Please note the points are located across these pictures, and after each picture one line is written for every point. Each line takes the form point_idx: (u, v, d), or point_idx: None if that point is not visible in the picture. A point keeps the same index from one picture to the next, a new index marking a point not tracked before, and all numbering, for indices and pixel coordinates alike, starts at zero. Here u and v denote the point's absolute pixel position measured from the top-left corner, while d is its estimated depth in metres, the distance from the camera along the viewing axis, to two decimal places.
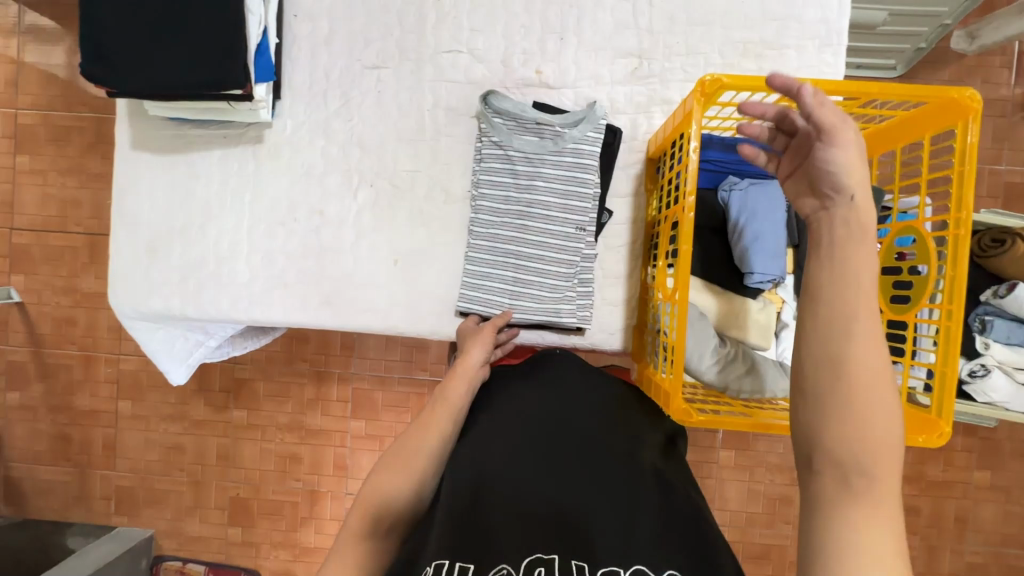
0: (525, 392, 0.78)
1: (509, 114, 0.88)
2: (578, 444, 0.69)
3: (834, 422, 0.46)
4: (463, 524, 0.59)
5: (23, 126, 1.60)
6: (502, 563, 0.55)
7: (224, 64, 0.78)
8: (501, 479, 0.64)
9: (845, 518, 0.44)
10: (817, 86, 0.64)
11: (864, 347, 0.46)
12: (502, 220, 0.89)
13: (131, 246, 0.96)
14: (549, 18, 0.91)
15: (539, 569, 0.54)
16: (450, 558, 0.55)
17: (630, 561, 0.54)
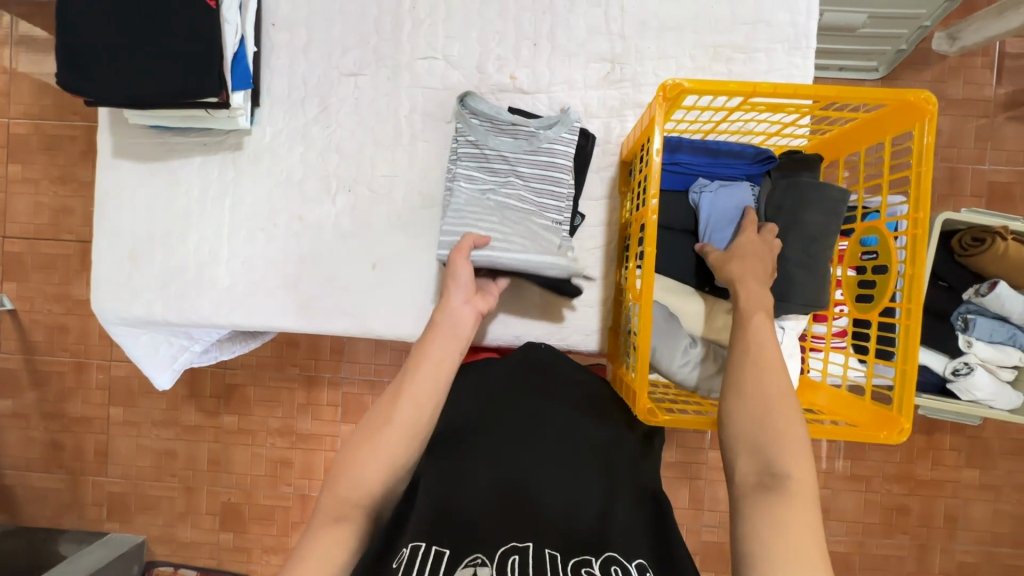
0: (497, 387, 0.81)
1: (485, 115, 0.88)
2: (550, 444, 0.73)
3: (753, 421, 0.59)
4: (440, 515, 0.62)
5: (15, 135, 1.62)
6: (477, 553, 0.57)
7: (198, 73, 0.79)
8: (477, 477, 0.67)
9: (764, 507, 0.55)
10: (776, 90, 0.65)
11: (769, 373, 0.61)
12: (478, 205, 0.86)
13: (114, 252, 0.97)
14: (524, 25, 0.92)
15: (514, 557, 0.57)
16: (426, 542, 0.58)
17: (602, 551, 0.58)
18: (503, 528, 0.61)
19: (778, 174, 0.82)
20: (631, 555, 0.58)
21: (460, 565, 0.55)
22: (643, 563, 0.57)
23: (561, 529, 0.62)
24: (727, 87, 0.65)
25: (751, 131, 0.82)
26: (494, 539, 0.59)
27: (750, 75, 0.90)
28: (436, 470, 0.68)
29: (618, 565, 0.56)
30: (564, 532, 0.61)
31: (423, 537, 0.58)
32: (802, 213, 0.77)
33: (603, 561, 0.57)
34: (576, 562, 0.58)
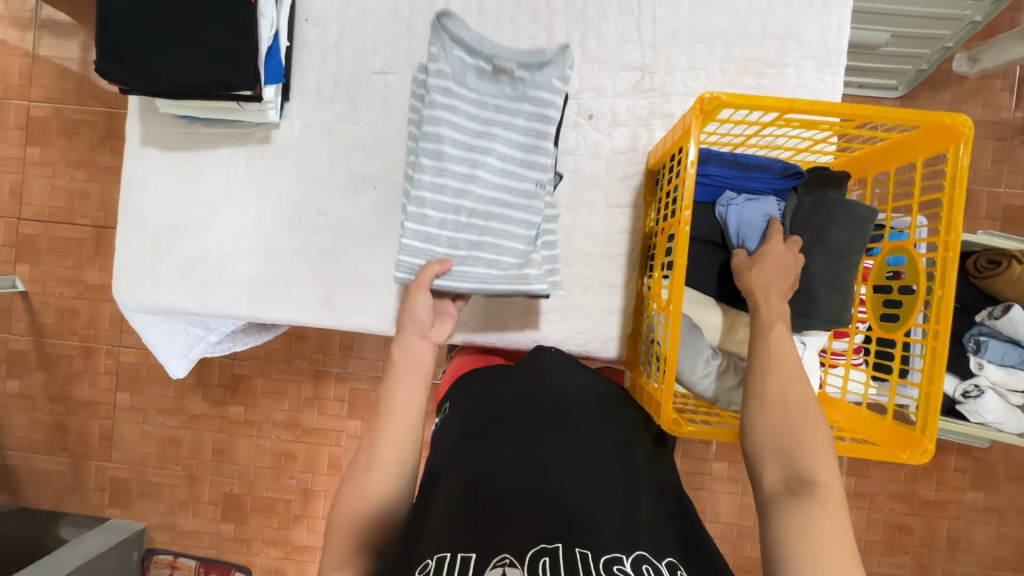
0: (506, 390, 0.82)
1: (466, 45, 0.75)
2: (566, 440, 0.73)
3: (778, 427, 0.60)
4: (463, 517, 0.63)
5: (35, 118, 1.63)
6: (505, 553, 0.58)
7: (234, 65, 0.80)
8: (496, 475, 0.68)
9: (797, 513, 0.55)
10: (813, 107, 0.66)
11: (790, 378, 0.62)
12: (453, 166, 0.77)
13: (138, 239, 0.98)
14: (555, 31, 0.93)
15: (545, 558, 0.56)
16: (452, 550, 0.58)
17: (632, 548, 0.59)
18: (526, 525, 0.61)
19: (805, 190, 0.82)
20: (661, 553, 0.59)
21: (489, 566, 0.56)
22: (673, 562, 0.59)
23: (586, 525, 0.61)
24: (765, 101, 0.65)
25: (781, 146, 0.82)
26: (520, 538, 0.59)
27: (779, 89, 0.91)
28: (454, 473, 0.69)
29: (649, 563, 0.57)
30: (590, 528, 0.61)
31: (447, 545, 0.59)
32: (829, 229, 0.78)
33: (634, 559, 0.57)
34: (607, 559, 0.57)
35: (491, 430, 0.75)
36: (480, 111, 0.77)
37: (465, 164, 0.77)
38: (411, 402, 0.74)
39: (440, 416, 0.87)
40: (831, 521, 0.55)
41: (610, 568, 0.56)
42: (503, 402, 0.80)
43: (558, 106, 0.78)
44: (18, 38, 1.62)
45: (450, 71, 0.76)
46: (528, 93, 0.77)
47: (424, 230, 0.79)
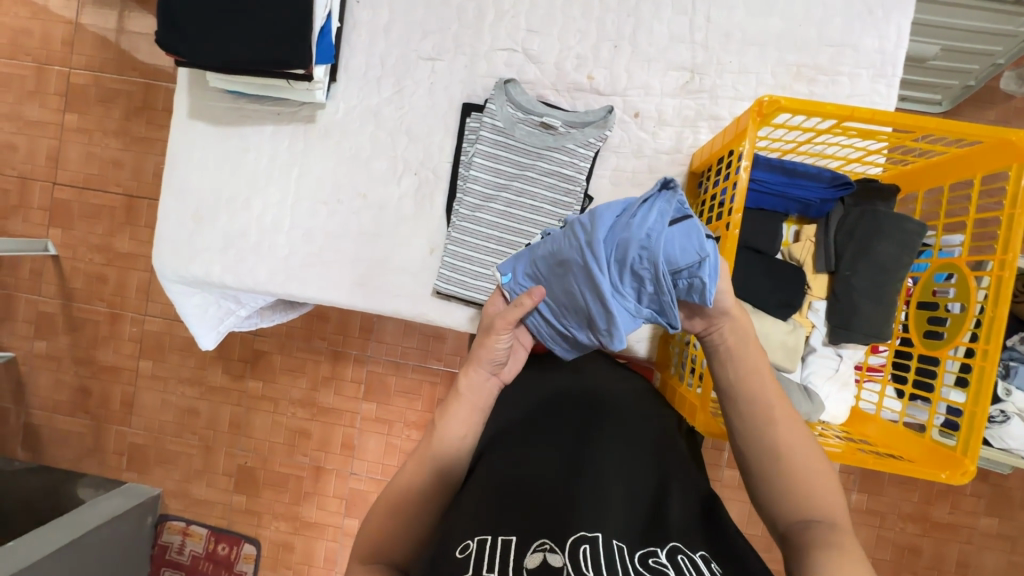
0: (550, 376, 0.83)
1: (520, 106, 0.90)
2: (602, 435, 0.74)
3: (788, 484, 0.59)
4: (500, 504, 0.62)
5: (75, 85, 1.65)
6: (546, 539, 0.57)
7: (289, 44, 0.80)
8: (535, 467, 0.68)
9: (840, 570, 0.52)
10: (874, 116, 0.65)
11: (785, 427, 0.61)
12: (489, 202, 0.90)
13: (179, 211, 0.99)
14: (606, 26, 0.92)
15: (585, 546, 0.56)
16: (492, 534, 0.58)
17: (667, 543, 0.58)
18: (563, 516, 0.61)
19: (852, 201, 0.81)
20: (694, 546, 0.59)
21: (530, 551, 0.55)
22: (707, 555, 0.58)
23: (620, 520, 0.61)
24: (824, 109, 0.64)
25: (832, 156, 0.81)
26: (560, 528, 0.59)
27: (831, 98, 0.89)
28: (492, 462, 0.69)
29: (684, 553, 0.57)
30: (626, 527, 0.61)
31: (488, 529, 0.58)
32: (874, 244, 0.77)
33: (668, 551, 0.57)
34: (641, 553, 0.57)
35: (523, 430, 0.75)
36: (524, 157, 0.90)
37: (500, 203, 0.90)
38: (465, 435, 0.66)
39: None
40: (852, 562, 0.53)
41: (647, 562, 0.55)
42: (540, 396, 0.79)
43: (590, 158, 0.90)
44: (62, 5, 1.63)
45: (501, 124, 0.90)
46: (566, 145, 0.89)
47: (460, 258, 0.91)
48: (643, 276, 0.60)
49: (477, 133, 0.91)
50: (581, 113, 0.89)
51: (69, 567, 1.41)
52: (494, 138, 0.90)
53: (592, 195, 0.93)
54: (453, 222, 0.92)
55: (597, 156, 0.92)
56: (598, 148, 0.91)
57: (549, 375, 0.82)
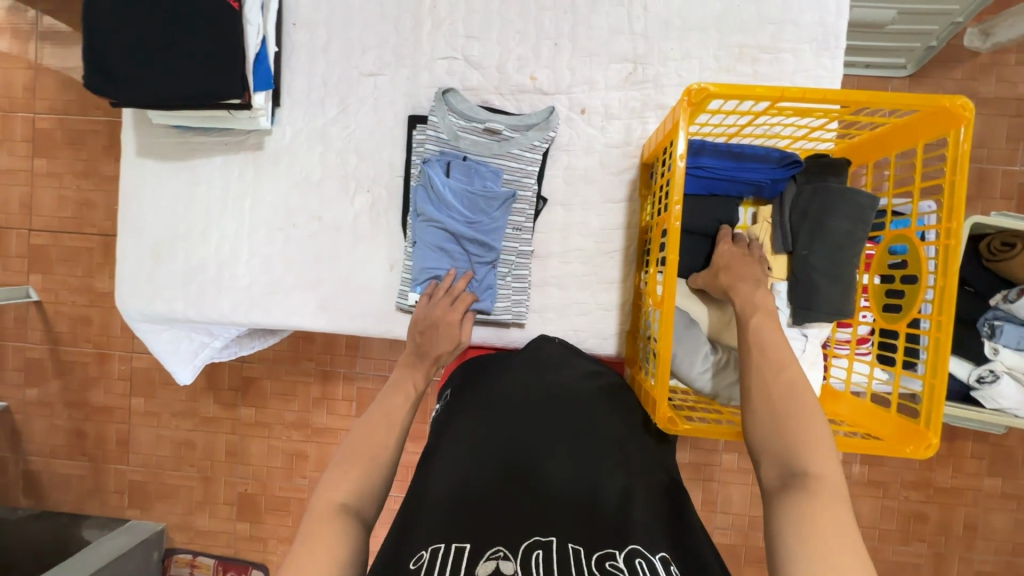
0: (513, 375, 0.82)
1: (462, 114, 0.89)
2: (562, 436, 0.72)
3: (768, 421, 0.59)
4: (457, 514, 0.60)
5: (40, 130, 1.65)
6: (499, 546, 0.55)
7: (222, 75, 0.80)
8: (491, 467, 0.67)
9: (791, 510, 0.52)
10: (806, 95, 0.63)
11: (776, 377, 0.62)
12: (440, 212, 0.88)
13: (137, 249, 0.98)
14: (544, 24, 0.91)
15: (538, 551, 0.54)
16: (447, 540, 0.55)
17: (626, 543, 0.56)
18: (522, 522, 0.59)
19: (804, 179, 0.81)
20: (655, 547, 0.55)
21: (482, 558, 0.53)
22: (668, 557, 0.54)
23: (579, 526, 0.59)
24: (755, 91, 0.63)
25: (778, 135, 0.81)
26: (516, 534, 0.57)
27: (776, 76, 0.88)
28: (449, 466, 0.67)
29: (644, 556, 0.53)
30: (586, 528, 0.59)
31: (442, 537, 0.56)
32: (828, 219, 0.76)
33: (627, 553, 0.54)
34: (600, 555, 0.55)
35: (482, 432, 0.72)
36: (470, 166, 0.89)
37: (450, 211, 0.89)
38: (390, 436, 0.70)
39: (440, 402, 0.86)
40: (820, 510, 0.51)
41: (604, 566, 0.53)
42: (500, 396, 0.78)
43: (538, 160, 0.90)
44: (19, 51, 1.63)
45: (445, 134, 0.89)
46: (511, 149, 0.89)
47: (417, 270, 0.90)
48: (467, 172, 0.89)
49: (423, 146, 0.91)
50: (524, 116, 0.90)
51: None
52: (438, 149, 0.90)
53: (546, 196, 0.92)
54: (409, 237, 0.92)
55: (546, 157, 0.92)
56: (546, 148, 0.90)
57: (511, 376, 0.82)
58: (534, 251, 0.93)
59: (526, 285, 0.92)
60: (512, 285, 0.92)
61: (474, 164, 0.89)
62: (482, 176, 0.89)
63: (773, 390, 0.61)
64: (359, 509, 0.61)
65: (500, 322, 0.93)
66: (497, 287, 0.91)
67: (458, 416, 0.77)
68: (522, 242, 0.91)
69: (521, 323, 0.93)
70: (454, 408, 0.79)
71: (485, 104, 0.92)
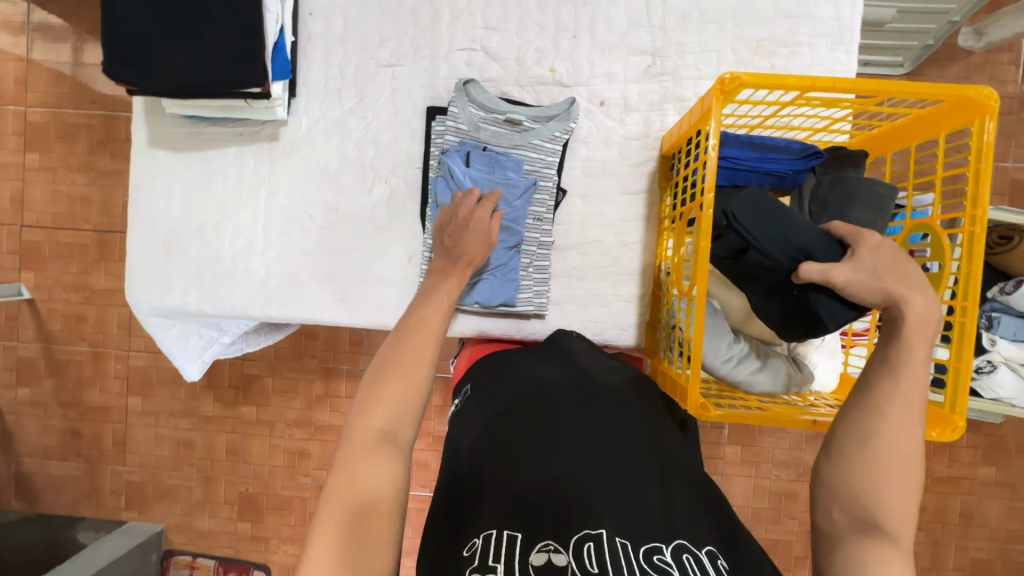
0: (547, 363, 0.83)
1: (483, 105, 0.89)
2: (603, 417, 0.72)
3: (866, 469, 0.57)
4: (505, 500, 0.61)
5: (32, 123, 1.61)
6: (550, 538, 0.57)
7: (243, 64, 0.79)
8: (535, 449, 0.67)
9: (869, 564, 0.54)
10: (835, 84, 0.64)
11: (893, 427, 0.57)
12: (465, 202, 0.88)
13: (147, 243, 0.97)
14: (563, 17, 0.91)
15: (589, 544, 0.55)
16: (499, 527, 0.58)
17: (672, 538, 0.57)
18: (569, 511, 0.60)
19: (823, 170, 0.82)
20: (700, 541, 0.58)
21: (534, 550, 0.55)
22: (712, 550, 0.57)
23: (626, 510, 0.60)
24: (786, 80, 0.64)
25: (799, 127, 0.82)
26: (564, 524, 0.58)
27: (792, 69, 0.90)
28: (493, 447, 0.68)
29: (690, 552, 0.56)
30: (633, 515, 0.60)
31: (493, 524, 0.58)
32: (850, 209, 0.76)
33: (674, 548, 0.56)
34: (646, 548, 0.56)
35: (524, 416, 0.72)
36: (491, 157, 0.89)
37: None
38: (427, 345, 0.64)
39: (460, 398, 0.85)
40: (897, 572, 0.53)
41: (652, 560, 0.55)
42: (538, 381, 0.79)
43: (558, 151, 0.90)
44: (11, 41, 1.59)
45: (466, 125, 0.89)
46: (532, 141, 0.89)
47: None
48: (487, 163, 0.88)
49: (443, 137, 0.91)
50: (544, 107, 0.90)
51: None
52: (457, 140, 0.90)
53: (565, 187, 0.93)
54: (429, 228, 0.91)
55: (566, 148, 0.92)
56: (567, 140, 0.90)
57: (542, 366, 0.82)
58: (554, 243, 0.93)
59: (547, 276, 0.92)
60: (533, 276, 0.92)
61: (495, 155, 0.88)
62: (504, 168, 0.88)
63: (883, 444, 0.57)
64: (396, 434, 0.58)
65: (520, 315, 0.93)
66: (519, 279, 0.90)
67: (496, 397, 0.77)
68: (542, 234, 0.91)
69: (540, 315, 0.94)
70: (492, 388, 0.79)
71: (505, 96, 0.92)
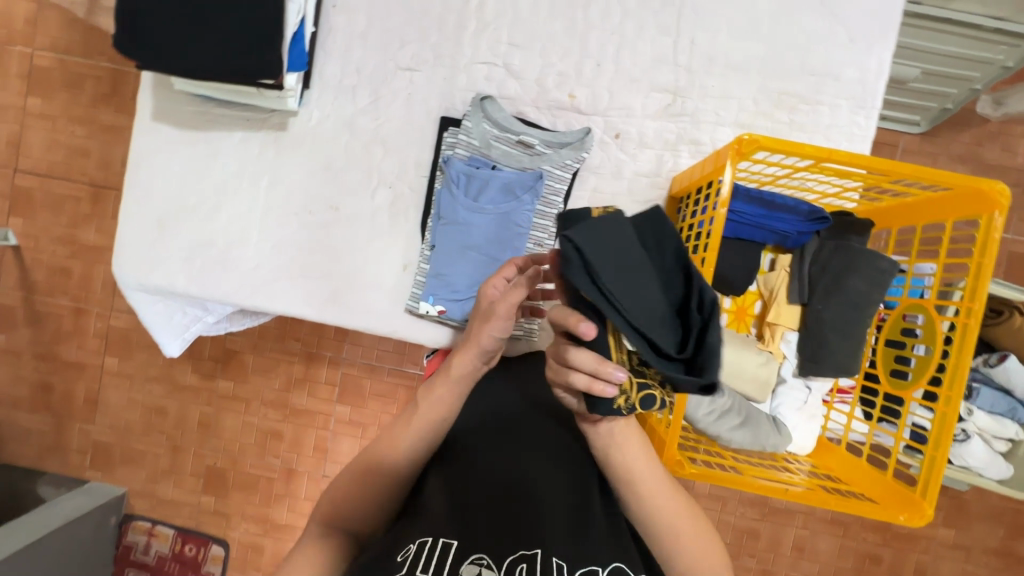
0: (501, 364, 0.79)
1: (497, 123, 0.88)
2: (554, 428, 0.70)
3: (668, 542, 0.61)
4: (444, 510, 0.64)
5: (37, 68, 1.57)
6: (483, 552, 0.60)
7: (260, 55, 0.77)
8: (479, 459, 0.68)
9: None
10: (851, 159, 0.64)
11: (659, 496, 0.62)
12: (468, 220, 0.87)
13: (141, 217, 0.95)
14: (589, 42, 0.90)
15: (522, 566, 0.59)
16: (436, 535, 0.61)
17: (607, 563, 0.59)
18: (507, 528, 0.62)
19: (827, 235, 0.82)
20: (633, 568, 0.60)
21: (466, 562, 0.59)
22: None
23: (565, 529, 0.62)
24: (803, 149, 0.63)
25: (809, 189, 0.82)
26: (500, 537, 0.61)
27: (811, 128, 0.89)
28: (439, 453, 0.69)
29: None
30: (569, 533, 0.61)
31: (430, 531, 0.61)
32: (846, 278, 0.78)
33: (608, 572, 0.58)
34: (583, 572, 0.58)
35: (482, 412, 0.73)
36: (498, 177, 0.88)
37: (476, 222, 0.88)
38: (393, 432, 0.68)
39: None
40: None
41: None
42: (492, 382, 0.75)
43: (567, 179, 0.89)
44: None
45: (477, 141, 0.88)
46: (542, 166, 0.88)
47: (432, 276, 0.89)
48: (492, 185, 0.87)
49: (452, 149, 0.89)
50: (559, 133, 0.88)
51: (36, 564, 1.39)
52: (468, 155, 0.89)
53: None
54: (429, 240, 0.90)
55: (575, 177, 0.91)
56: (577, 169, 0.90)
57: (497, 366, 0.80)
58: None
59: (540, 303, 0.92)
60: None
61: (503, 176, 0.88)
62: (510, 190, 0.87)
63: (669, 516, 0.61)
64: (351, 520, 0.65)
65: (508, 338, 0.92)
66: None
67: None
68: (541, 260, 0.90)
69: (529, 340, 0.93)
70: None
71: (521, 116, 0.91)
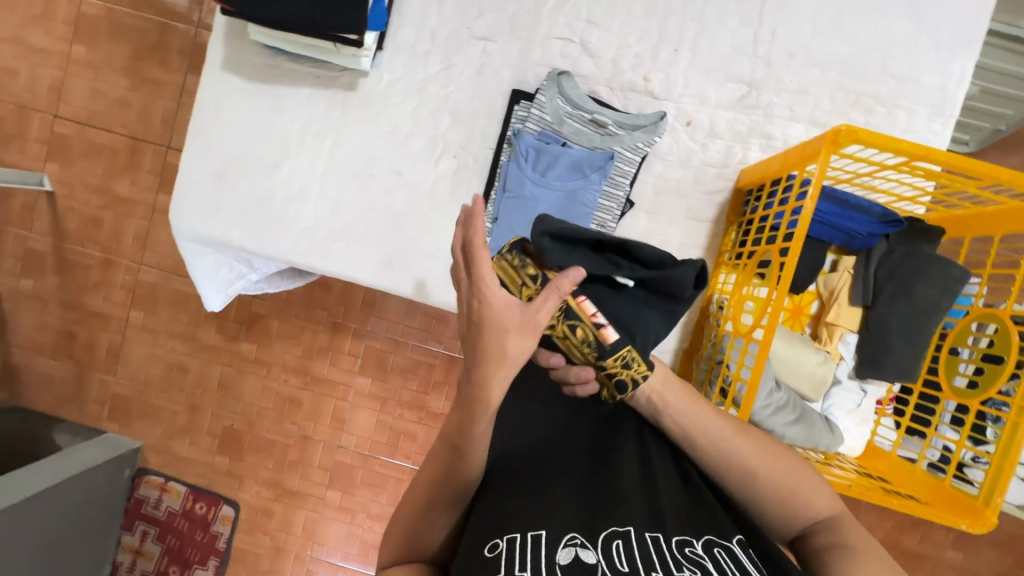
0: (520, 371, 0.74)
1: (572, 100, 0.87)
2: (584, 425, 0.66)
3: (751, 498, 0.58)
4: (505, 503, 0.56)
5: (85, 15, 1.56)
6: (574, 532, 0.52)
7: (345, 8, 0.76)
8: (523, 460, 0.62)
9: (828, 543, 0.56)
10: (948, 160, 0.63)
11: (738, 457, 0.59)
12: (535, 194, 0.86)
13: (200, 167, 0.94)
14: (668, 27, 0.89)
15: (618, 541, 0.50)
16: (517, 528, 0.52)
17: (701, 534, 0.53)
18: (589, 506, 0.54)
19: (896, 239, 0.81)
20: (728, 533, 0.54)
21: (560, 546, 0.50)
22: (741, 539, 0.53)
23: (643, 505, 0.55)
24: (901, 144, 0.63)
25: (885, 191, 0.81)
26: (580, 517, 0.54)
27: (886, 131, 0.88)
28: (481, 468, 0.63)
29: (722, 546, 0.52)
30: (648, 508, 0.55)
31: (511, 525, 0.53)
32: (915, 284, 0.78)
33: (705, 542, 0.52)
34: (680, 540, 0.52)
35: (529, 420, 0.68)
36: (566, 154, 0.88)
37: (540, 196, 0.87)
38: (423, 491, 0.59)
39: None
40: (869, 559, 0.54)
41: (686, 552, 0.51)
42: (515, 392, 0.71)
43: (637, 162, 0.88)
44: None
45: (549, 117, 0.87)
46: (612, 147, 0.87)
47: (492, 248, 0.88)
48: (563, 161, 0.86)
49: (523, 123, 0.89)
50: (632, 115, 0.88)
51: (59, 506, 1.40)
52: (538, 130, 0.88)
53: (634, 201, 0.91)
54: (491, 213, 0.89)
55: (643, 161, 0.90)
56: (646, 153, 0.88)
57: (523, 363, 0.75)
58: None
59: None
60: None
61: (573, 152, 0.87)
62: (579, 167, 0.86)
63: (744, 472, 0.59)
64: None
65: None
66: None
67: None
68: None
69: None
70: None
71: (593, 96, 0.90)
